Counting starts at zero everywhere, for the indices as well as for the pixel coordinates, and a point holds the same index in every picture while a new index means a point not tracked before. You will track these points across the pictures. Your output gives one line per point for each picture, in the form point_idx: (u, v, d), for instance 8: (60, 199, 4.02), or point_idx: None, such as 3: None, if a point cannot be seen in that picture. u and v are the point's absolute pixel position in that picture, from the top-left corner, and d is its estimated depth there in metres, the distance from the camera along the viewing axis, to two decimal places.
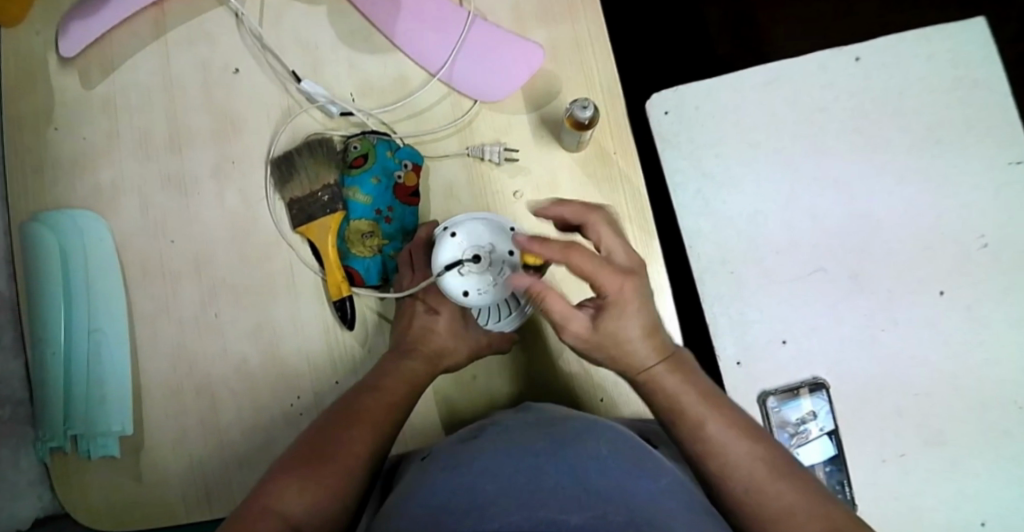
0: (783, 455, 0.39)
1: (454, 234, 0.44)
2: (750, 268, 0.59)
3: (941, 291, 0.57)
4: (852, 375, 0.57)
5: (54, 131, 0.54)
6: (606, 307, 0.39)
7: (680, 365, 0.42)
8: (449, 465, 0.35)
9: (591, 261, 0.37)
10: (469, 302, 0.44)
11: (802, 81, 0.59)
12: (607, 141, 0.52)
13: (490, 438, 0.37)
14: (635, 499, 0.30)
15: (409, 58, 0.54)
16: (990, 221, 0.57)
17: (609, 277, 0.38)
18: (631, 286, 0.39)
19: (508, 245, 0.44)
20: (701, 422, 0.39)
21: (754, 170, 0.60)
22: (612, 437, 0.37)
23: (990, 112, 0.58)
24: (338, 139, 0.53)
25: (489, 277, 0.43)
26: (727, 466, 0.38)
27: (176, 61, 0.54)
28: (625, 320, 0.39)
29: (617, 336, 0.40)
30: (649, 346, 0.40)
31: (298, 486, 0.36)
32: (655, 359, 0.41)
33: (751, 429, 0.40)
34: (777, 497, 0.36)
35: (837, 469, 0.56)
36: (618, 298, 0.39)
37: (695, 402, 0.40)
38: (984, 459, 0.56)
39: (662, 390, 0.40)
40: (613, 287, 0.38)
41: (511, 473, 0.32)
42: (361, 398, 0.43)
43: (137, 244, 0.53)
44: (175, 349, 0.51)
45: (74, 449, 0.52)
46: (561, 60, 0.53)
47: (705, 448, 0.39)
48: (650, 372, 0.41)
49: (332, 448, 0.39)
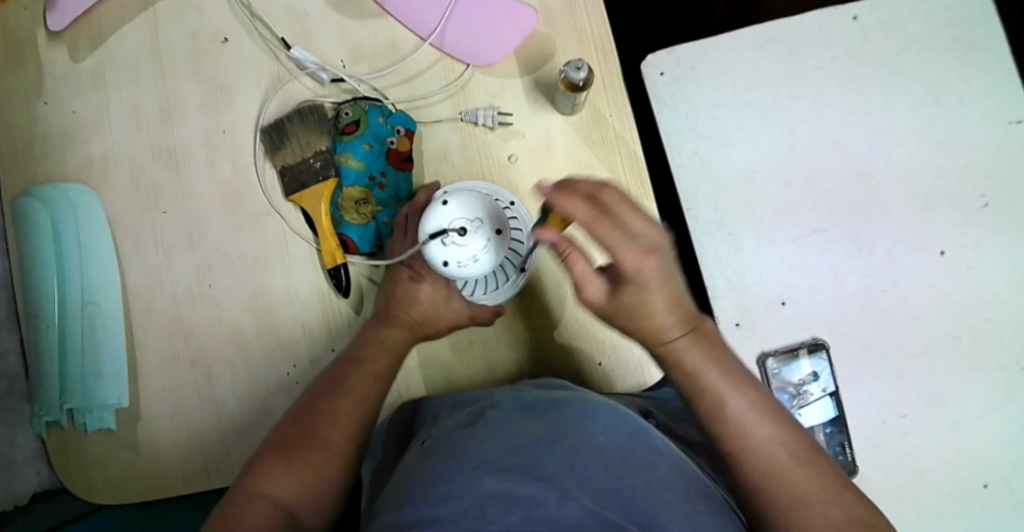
0: (802, 439, 0.37)
1: (446, 202, 0.43)
2: (748, 230, 0.58)
3: (940, 252, 0.57)
4: (852, 337, 0.57)
5: (44, 105, 0.54)
6: (623, 283, 0.37)
7: (702, 338, 0.39)
8: (448, 453, 0.33)
9: (613, 231, 0.34)
10: (448, 273, 0.43)
11: (798, 42, 0.59)
12: (602, 104, 0.51)
13: (489, 420, 0.35)
14: (629, 493, 0.30)
15: (402, 23, 0.53)
16: (990, 180, 0.57)
17: (630, 256, 0.34)
18: (651, 264, 0.35)
19: (495, 225, 0.44)
20: (720, 401, 0.38)
21: (751, 134, 0.59)
22: (611, 420, 0.35)
23: (988, 70, 0.57)
24: (329, 106, 0.52)
25: (474, 249, 0.42)
26: (745, 447, 0.37)
27: (167, 31, 0.54)
28: (646, 296, 0.37)
29: (636, 310, 0.37)
30: (672, 318, 0.38)
31: (279, 468, 0.36)
32: (677, 332, 0.38)
33: (772, 410, 0.38)
34: (794, 485, 0.35)
35: (837, 430, 0.57)
36: (637, 276, 0.36)
37: (715, 378, 0.38)
38: (984, 421, 0.56)
39: (679, 364, 0.39)
40: (632, 266, 0.35)
41: (509, 462, 0.31)
42: (344, 371, 0.43)
43: (129, 216, 0.52)
44: (170, 320, 0.51)
45: (71, 423, 0.51)
46: (554, 22, 0.52)
47: (723, 425, 0.37)
48: (671, 345, 0.39)
49: (312, 428, 0.39)
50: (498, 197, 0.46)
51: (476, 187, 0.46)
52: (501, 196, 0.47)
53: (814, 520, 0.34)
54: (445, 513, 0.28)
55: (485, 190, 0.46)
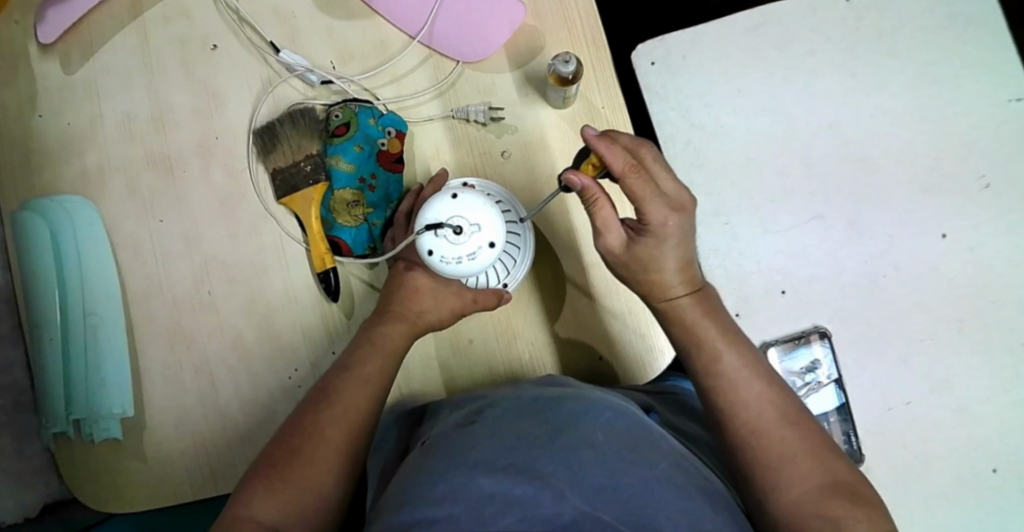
0: (793, 402, 0.38)
1: (456, 195, 0.41)
2: (746, 219, 0.58)
3: (942, 235, 0.56)
4: (853, 323, 0.57)
5: (39, 118, 0.54)
6: (644, 234, 0.40)
7: (704, 299, 0.42)
8: (445, 453, 0.33)
9: (644, 184, 0.40)
10: (429, 263, 0.41)
11: (792, 25, 0.58)
12: (593, 96, 0.51)
13: (487, 419, 0.35)
14: (626, 492, 0.30)
15: (389, 22, 0.53)
16: (991, 159, 0.56)
17: (658, 207, 0.39)
18: (676, 222, 0.40)
19: (494, 236, 0.41)
20: (715, 356, 0.39)
21: (747, 121, 0.58)
22: (609, 416, 0.35)
23: (986, 47, 0.57)
24: (320, 108, 0.52)
25: (463, 251, 0.41)
26: (735, 402, 0.37)
27: (156, 39, 0.54)
28: (662, 251, 0.40)
29: (649, 263, 0.41)
30: (680, 277, 0.41)
31: (262, 492, 0.36)
32: (682, 290, 0.41)
33: (767, 373, 0.39)
34: (779, 442, 0.36)
35: (844, 418, 0.58)
36: (661, 229, 0.40)
37: (712, 336, 0.40)
38: (992, 403, 0.55)
39: (681, 320, 0.41)
40: (659, 217, 0.40)
41: (505, 461, 0.31)
42: (337, 379, 0.42)
43: (126, 227, 0.52)
44: (171, 329, 0.51)
45: (77, 434, 0.52)
46: (543, 14, 0.52)
47: (717, 382, 0.39)
48: (675, 302, 0.41)
49: (299, 444, 0.39)
50: (512, 211, 0.48)
51: (495, 191, 0.47)
52: (516, 210, 0.48)
53: (795, 475, 0.34)
54: (444, 514, 0.28)
55: (503, 200, 0.47)
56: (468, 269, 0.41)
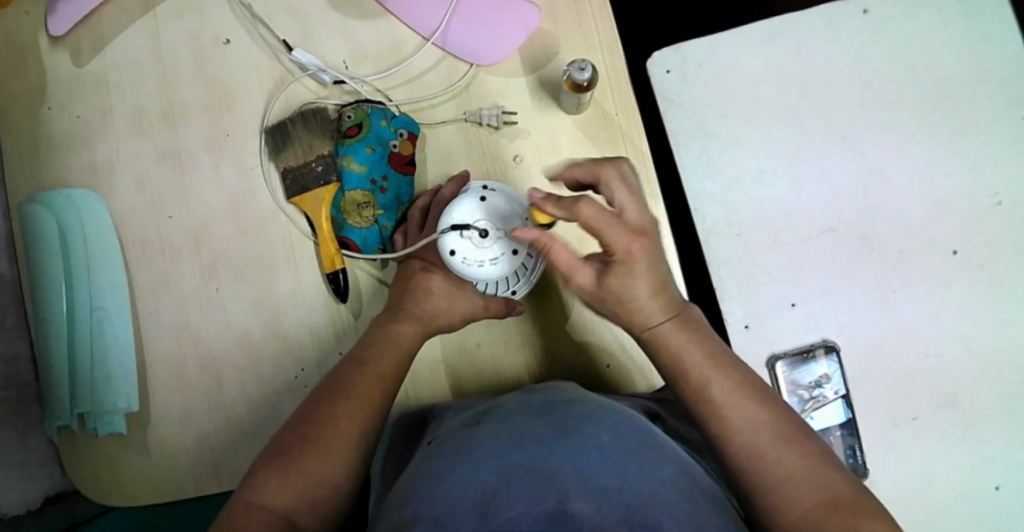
0: (790, 419, 0.38)
1: (482, 199, 0.44)
2: (757, 230, 0.58)
3: (952, 250, 0.56)
4: (861, 337, 0.57)
5: (48, 110, 0.54)
6: (613, 264, 0.39)
7: (687, 323, 0.41)
8: (451, 453, 0.33)
9: (601, 216, 0.36)
10: (451, 264, 0.43)
11: (807, 36, 0.58)
12: (608, 102, 0.51)
13: (492, 420, 0.35)
14: (631, 492, 0.29)
15: (404, 23, 0.53)
16: (1002, 177, 0.56)
17: (619, 237, 0.37)
18: (639, 245, 0.38)
19: (516, 243, 0.43)
20: (703, 382, 0.39)
21: (761, 132, 0.58)
22: (614, 421, 0.35)
23: (1000, 64, 0.57)
24: (332, 108, 0.52)
25: (485, 255, 0.42)
26: (731, 429, 0.37)
27: (168, 33, 0.53)
28: (631, 282, 0.39)
29: (622, 294, 0.39)
30: (658, 303, 0.40)
31: (276, 478, 0.36)
32: (663, 316, 0.40)
33: (760, 392, 0.39)
34: (777, 465, 0.35)
35: (849, 433, 0.57)
36: (627, 257, 0.38)
37: (697, 362, 0.40)
38: (995, 420, 0.55)
39: (665, 349, 0.40)
40: (621, 246, 0.37)
41: (512, 462, 0.30)
42: (346, 374, 0.42)
43: (135, 222, 0.52)
44: (177, 325, 0.51)
45: (82, 428, 0.52)
46: (559, 19, 0.52)
47: (708, 407, 0.38)
48: (657, 329, 0.40)
49: (310, 434, 0.38)
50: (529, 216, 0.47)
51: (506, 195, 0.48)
52: None
53: (796, 497, 0.34)
54: (448, 514, 0.28)
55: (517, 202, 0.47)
56: (488, 273, 0.43)
